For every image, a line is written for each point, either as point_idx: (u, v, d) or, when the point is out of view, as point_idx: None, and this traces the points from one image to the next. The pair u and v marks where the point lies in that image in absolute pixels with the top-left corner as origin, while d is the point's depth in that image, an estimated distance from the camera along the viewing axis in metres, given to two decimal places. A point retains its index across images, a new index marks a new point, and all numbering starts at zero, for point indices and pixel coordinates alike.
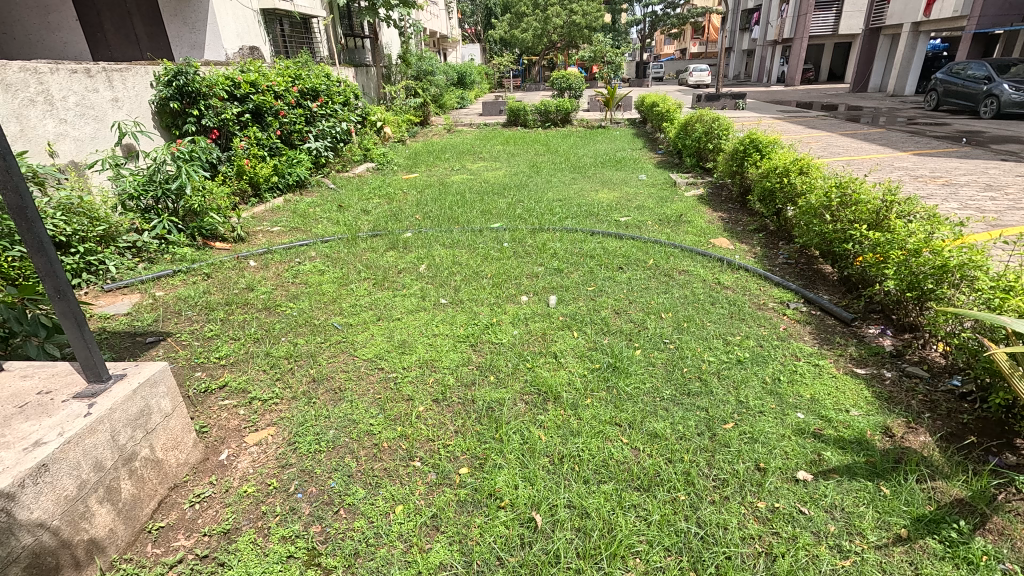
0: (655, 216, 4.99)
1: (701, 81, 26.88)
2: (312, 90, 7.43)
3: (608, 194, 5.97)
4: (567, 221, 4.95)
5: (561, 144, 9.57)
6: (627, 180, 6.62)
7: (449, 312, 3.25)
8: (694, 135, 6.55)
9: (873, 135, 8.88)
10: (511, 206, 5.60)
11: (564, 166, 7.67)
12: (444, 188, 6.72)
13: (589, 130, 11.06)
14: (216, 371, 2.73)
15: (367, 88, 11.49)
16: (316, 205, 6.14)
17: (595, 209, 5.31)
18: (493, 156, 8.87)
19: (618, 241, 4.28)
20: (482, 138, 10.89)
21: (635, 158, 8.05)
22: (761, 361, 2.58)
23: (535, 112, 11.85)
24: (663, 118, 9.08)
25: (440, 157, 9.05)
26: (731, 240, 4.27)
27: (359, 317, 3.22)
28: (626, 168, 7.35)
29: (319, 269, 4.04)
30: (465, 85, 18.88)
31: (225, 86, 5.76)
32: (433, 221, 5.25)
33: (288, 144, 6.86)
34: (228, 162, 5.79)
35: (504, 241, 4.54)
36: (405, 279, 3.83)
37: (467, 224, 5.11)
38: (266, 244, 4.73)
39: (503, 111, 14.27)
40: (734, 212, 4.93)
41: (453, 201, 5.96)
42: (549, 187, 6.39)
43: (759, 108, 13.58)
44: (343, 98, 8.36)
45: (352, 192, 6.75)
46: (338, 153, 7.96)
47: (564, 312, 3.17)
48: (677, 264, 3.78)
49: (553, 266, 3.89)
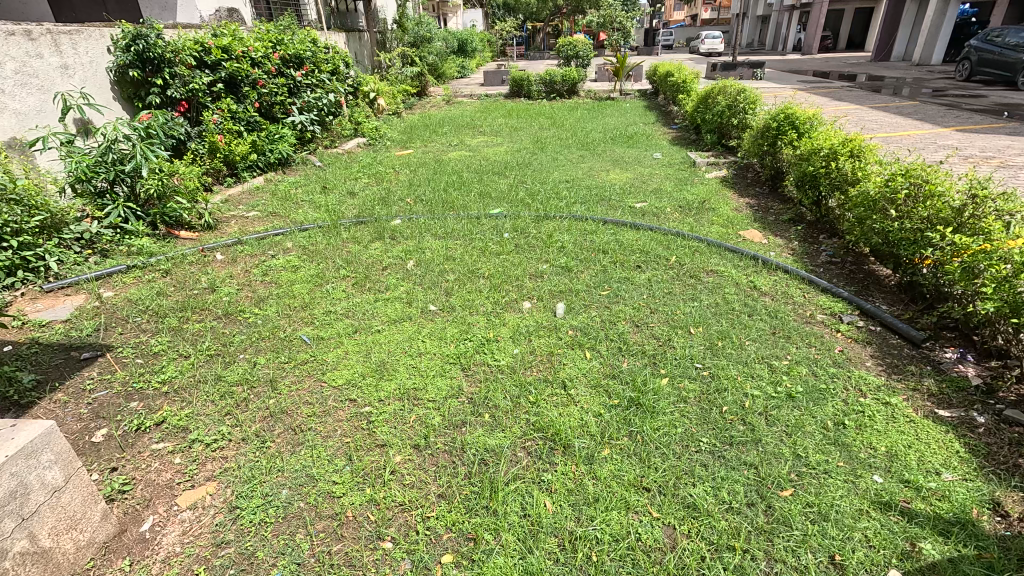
0: (674, 202, 4.45)
1: (713, 49, 25.67)
2: (296, 57, 6.78)
3: (620, 175, 5.40)
4: (575, 208, 4.41)
5: (567, 117, 8.91)
6: (640, 158, 6.04)
7: (438, 323, 2.77)
8: (715, 108, 5.94)
9: (907, 108, 8.21)
10: (513, 188, 5.05)
11: (571, 143, 7.06)
12: (440, 167, 6.17)
13: (598, 101, 10.36)
14: (155, 402, 2.26)
15: (361, 56, 10.78)
16: (299, 186, 5.61)
17: (606, 193, 4.76)
18: (494, 130, 8.25)
19: (634, 233, 3.76)
20: (483, 110, 10.22)
21: (648, 133, 7.43)
22: (818, 396, 2.09)
23: (539, 82, 11.12)
24: (678, 90, 8.40)
25: (437, 131, 8.43)
26: (763, 232, 3.74)
27: (333, 329, 2.75)
28: (639, 145, 6.75)
29: (293, 265, 3.55)
30: (466, 52, 17.96)
31: (192, 51, 5.15)
32: (425, 206, 4.73)
33: (269, 117, 6.27)
34: (199, 138, 5.23)
35: (504, 231, 4.03)
36: (390, 277, 3.34)
37: (464, 209, 4.58)
38: (237, 232, 4.22)
39: (506, 81, 13.50)
40: (763, 198, 4.38)
41: (449, 183, 5.41)
42: (555, 167, 5.82)
43: (777, 78, 12.77)
44: (331, 65, 7.70)
45: (340, 170, 6.20)
46: (326, 127, 7.36)
47: (573, 324, 2.69)
48: (703, 263, 3.27)
49: (560, 263, 3.38)
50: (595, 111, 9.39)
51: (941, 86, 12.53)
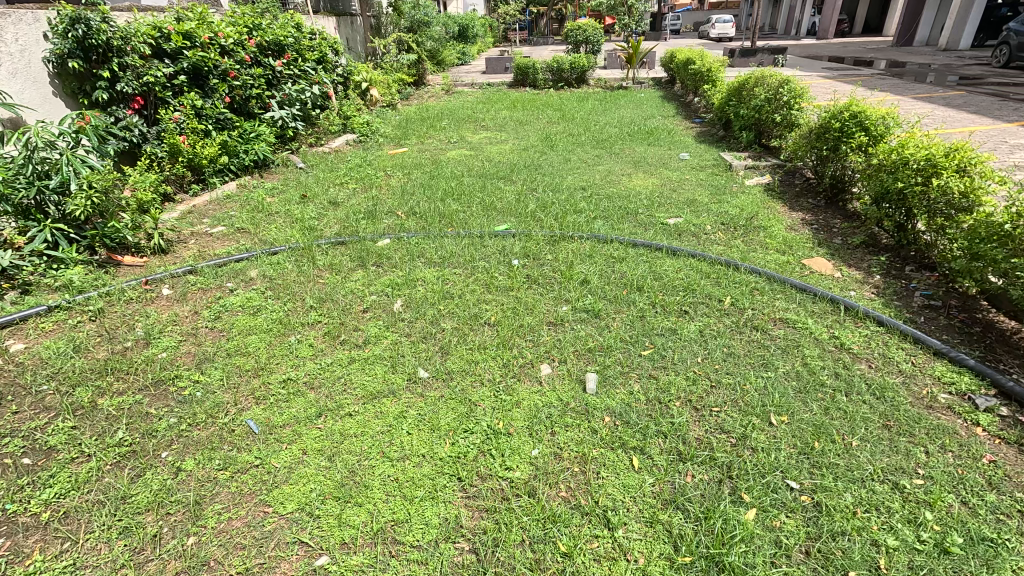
0: (713, 217, 3.74)
1: (724, 33, 24.65)
2: (275, 44, 6.04)
3: (645, 180, 4.69)
4: (596, 225, 3.72)
5: (577, 110, 8.16)
6: (663, 160, 5.32)
7: (430, 400, 2.10)
8: (751, 102, 5.19)
9: (955, 99, 7.44)
10: (522, 198, 4.35)
11: (584, 140, 6.33)
12: (437, 169, 5.46)
13: (610, 91, 9.58)
14: (29, 541, 1.60)
15: (353, 43, 9.97)
16: (277, 193, 4.91)
17: (632, 205, 4.05)
18: (498, 125, 7.50)
19: (672, 263, 3.07)
20: (485, 101, 9.46)
21: (668, 129, 6.68)
22: (985, 551, 1.42)
23: (546, 70, 10.32)
24: (700, 79, 7.63)
25: (435, 125, 7.69)
26: (832, 261, 3.04)
27: (292, 410, 2.08)
28: (661, 143, 6.02)
29: (254, 306, 2.88)
30: (466, 38, 17.08)
31: (148, 37, 4.42)
32: (419, 221, 4.04)
33: (245, 112, 5.54)
34: (158, 141, 4.50)
35: (512, 257, 3.34)
36: (372, 323, 2.67)
37: (464, 226, 3.89)
38: (194, 256, 3.53)
39: (509, 69, 12.69)
40: (821, 214, 3.68)
41: (448, 190, 4.71)
42: (568, 170, 5.10)
43: (800, 65, 11.92)
44: (316, 54, 6.94)
45: (324, 173, 5.49)
46: (311, 122, 6.64)
47: (611, 406, 2.01)
48: (768, 309, 2.58)
49: (585, 306, 2.69)
50: (607, 102, 8.62)
51: (976, 73, 11.65)
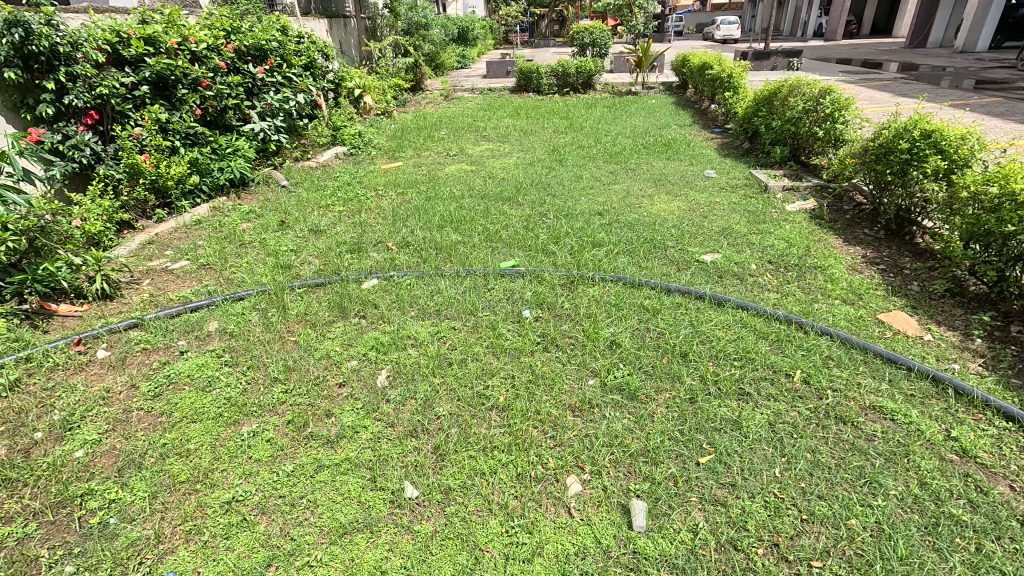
0: (756, 252, 3.19)
1: (729, 35, 24.14)
2: (256, 49, 5.50)
3: (670, 203, 4.14)
4: (620, 262, 3.17)
5: (586, 118, 7.62)
6: (687, 178, 4.77)
7: (421, 540, 1.55)
8: (785, 114, 4.65)
9: (995, 107, 6.90)
10: (531, 227, 3.80)
11: (596, 153, 5.79)
12: (435, 188, 4.91)
13: (618, 97, 9.03)
14: None
15: (346, 46, 9.42)
16: (253, 217, 4.37)
17: (659, 236, 3.50)
18: (500, 135, 6.95)
19: (719, 319, 2.51)
20: (486, 108, 8.92)
21: (687, 140, 6.14)
22: None
23: (550, 74, 9.77)
24: (718, 85, 7.09)
25: (433, 135, 7.15)
26: (916, 315, 2.49)
27: (232, 556, 1.53)
28: (680, 157, 5.48)
29: (206, 378, 2.33)
30: (466, 40, 16.54)
31: (102, 43, 3.87)
32: (412, 256, 3.49)
33: (220, 125, 4.99)
34: (115, 161, 3.94)
35: (523, 306, 2.80)
36: (350, 406, 2.11)
37: (464, 263, 3.34)
38: (146, 304, 2.98)
39: (510, 73, 12.15)
40: (884, 249, 3.13)
41: (446, 214, 4.17)
42: (581, 191, 4.55)
43: (815, 68, 11.38)
44: (302, 60, 6.40)
45: (309, 192, 4.95)
46: (298, 134, 6.09)
47: (670, 558, 1.46)
48: (853, 391, 2.02)
49: (618, 383, 2.14)
50: (616, 109, 8.08)
51: (1001, 78, 11.12)
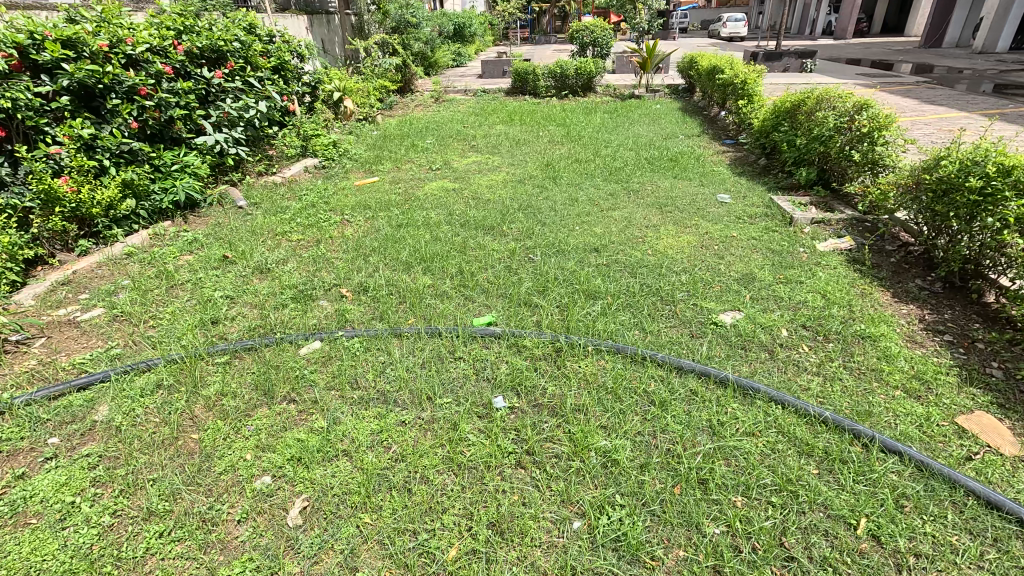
0: (787, 312, 2.59)
1: (734, 33, 23.41)
2: (213, 50, 4.89)
3: (678, 237, 3.53)
4: (618, 324, 2.58)
5: (585, 125, 7.01)
6: (696, 203, 4.16)
7: None
8: (812, 130, 4.03)
9: None
10: (514, 269, 3.21)
11: (595, 168, 5.19)
12: (410, 212, 4.31)
13: (619, 101, 8.41)
14: None
15: (330, 44, 8.78)
16: (195, 248, 3.78)
17: (666, 285, 2.90)
18: (490, 146, 6.34)
19: (746, 423, 1.92)
20: (478, 113, 8.31)
21: (695, 154, 5.52)
22: None
23: (547, 76, 9.14)
24: (730, 92, 6.47)
25: (417, 144, 6.55)
26: (1007, 420, 1.89)
27: None
28: (689, 175, 4.87)
29: (61, 506, 1.74)
30: (462, 37, 15.88)
31: (9, 47, 3.27)
32: (369, 308, 2.90)
33: (167, 138, 4.40)
34: (26, 185, 3.35)
35: (495, 389, 2.21)
36: (241, 567, 1.53)
37: (429, 319, 2.75)
38: (26, 377, 2.38)
39: (507, 73, 11.51)
40: (946, 311, 2.53)
41: (417, 248, 3.58)
42: (576, 219, 3.95)
43: (830, 70, 10.71)
44: (271, 61, 5.79)
45: (266, 216, 4.35)
46: (264, 145, 5.50)
47: None
48: (945, 559, 1.43)
49: (612, 534, 1.55)
50: (618, 116, 7.45)
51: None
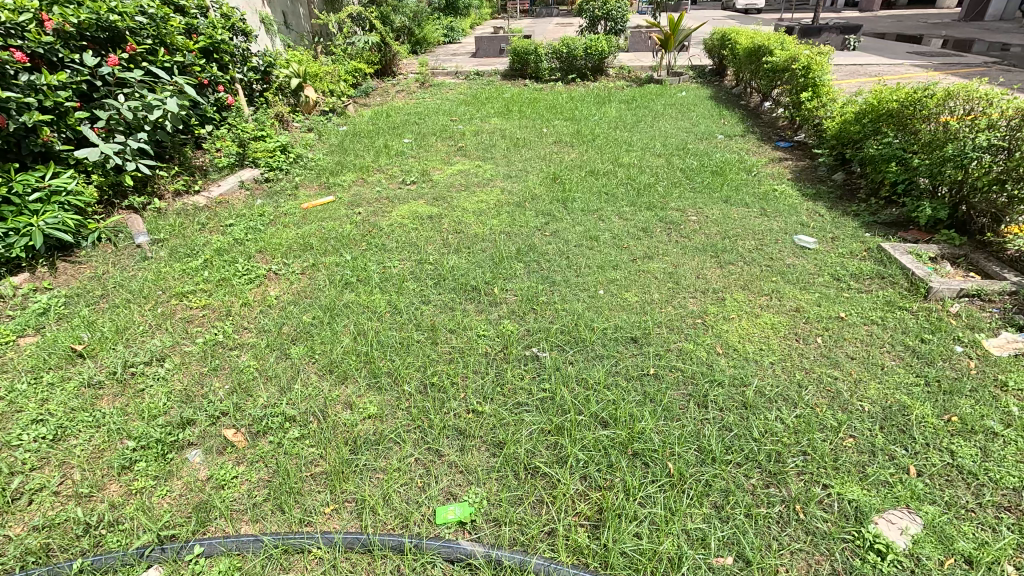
0: (1004, 522, 1.43)
1: (751, 4, 21.65)
2: (103, 27, 3.61)
3: (756, 317, 2.36)
4: (699, 547, 1.41)
5: (598, 121, 5.74)
6: (766, 248, 2.96)
7: None
8: (939, 147, 2.82)
9: None
10: (508, 386, 2.04)
11: (617, 186, 3.97)
12: (368, 258, 3.13)
13: (637, 87, 7.11)
14: None
15: (293, 17, 7.35)
16: (44, 325, 2.58)
17: (763, 436, 1.74)
18: (481, 147, 5.11)
19: None
20: (471, 101, 7.02)
21: (744, 164, 4.29)
22: None
23: (551, 56, 7.79)
24: (781, 80, 5.19)
25: (392, 145, 5.30)
26: None
27: None
28: (743, 198, 3.66)
29: None
30: (455, 10, 14.33)
31: None
32: (266, 474, 1.74)
33: (28, 154, 3.15)
34: None
35: None
36: None
37: (362, 510, 1.59)
38: None
39: (504, 51, 10.11)
40: None
41: (365, 333, 2.41)
42: (598, 276, 2.77)
43: (874, 48, 9.36)
44: (197, 42, 4.50)
45: (169, 262, 3.16)
46: (188, 153, 4.25)
47: None
48: None
49: None
50: (636, 107, 6.18)
51: None
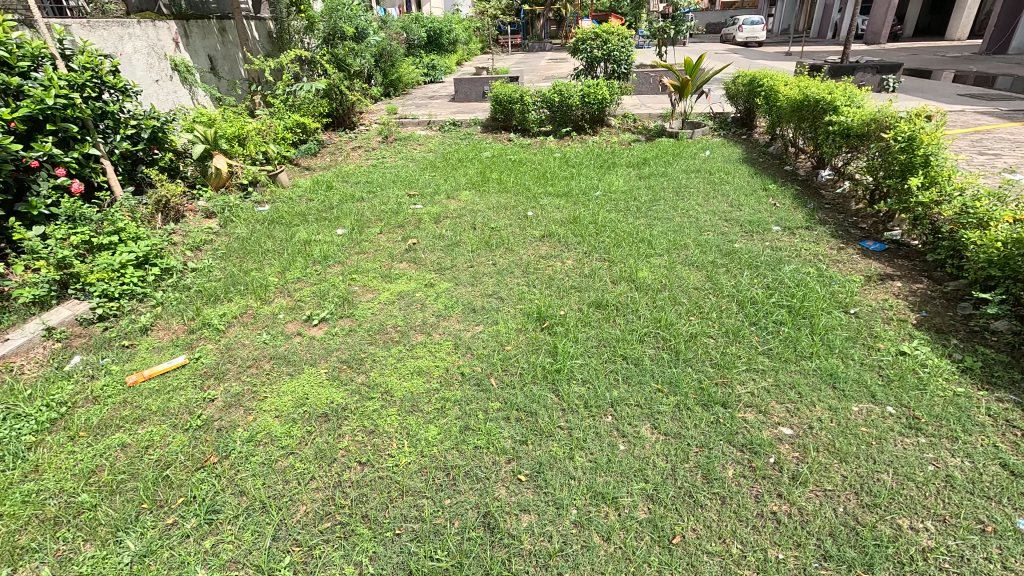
0: None
1: (752, 37, 20.70)
2: None
3: None
4: None
5: (601, 198, 4.27)
6: (977, 565, 1.42)
7: None
8: None
9: None
10: None
11: (641, 341, 2.46)
12: (164, 560, 1.57)
13: (647, 145, 5.69)
14: None
15: (223, 61, 5.97)
16: None
17: None
18: (439, 247, 3.62)
19: None
20: (441, 163, 5.59)
21: (831, 289, 2.79)
22: None
23: (540, 105, 6.41)
24: (856, 148, 3.76)
25: (319, 239, 3.81)
26: None
27: None
28: (861, 377, 2.13)
29: None
30: (437, 45, 13.09)
31: None
32: None
33: None
34: None
35: None
36: None
37: None
38: None
39: (485, 96, 8.75)
40: None
41: None
42: None
43: (918, 89, 8.08)
44: (15, 113, 3.05)
45: None
46: None
47: None
48: None
49: None
50: (651, 175, 4.72)
51: None
